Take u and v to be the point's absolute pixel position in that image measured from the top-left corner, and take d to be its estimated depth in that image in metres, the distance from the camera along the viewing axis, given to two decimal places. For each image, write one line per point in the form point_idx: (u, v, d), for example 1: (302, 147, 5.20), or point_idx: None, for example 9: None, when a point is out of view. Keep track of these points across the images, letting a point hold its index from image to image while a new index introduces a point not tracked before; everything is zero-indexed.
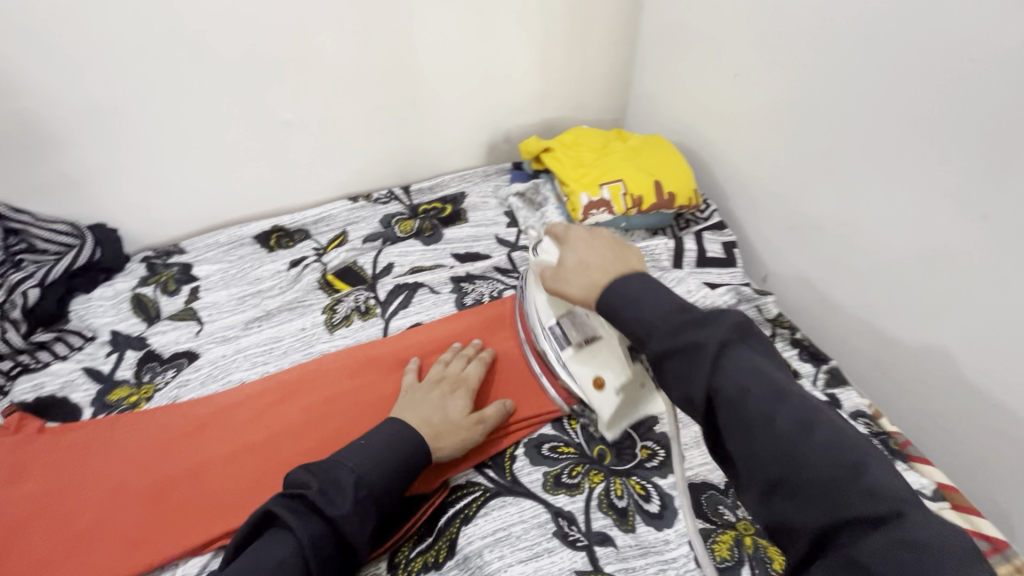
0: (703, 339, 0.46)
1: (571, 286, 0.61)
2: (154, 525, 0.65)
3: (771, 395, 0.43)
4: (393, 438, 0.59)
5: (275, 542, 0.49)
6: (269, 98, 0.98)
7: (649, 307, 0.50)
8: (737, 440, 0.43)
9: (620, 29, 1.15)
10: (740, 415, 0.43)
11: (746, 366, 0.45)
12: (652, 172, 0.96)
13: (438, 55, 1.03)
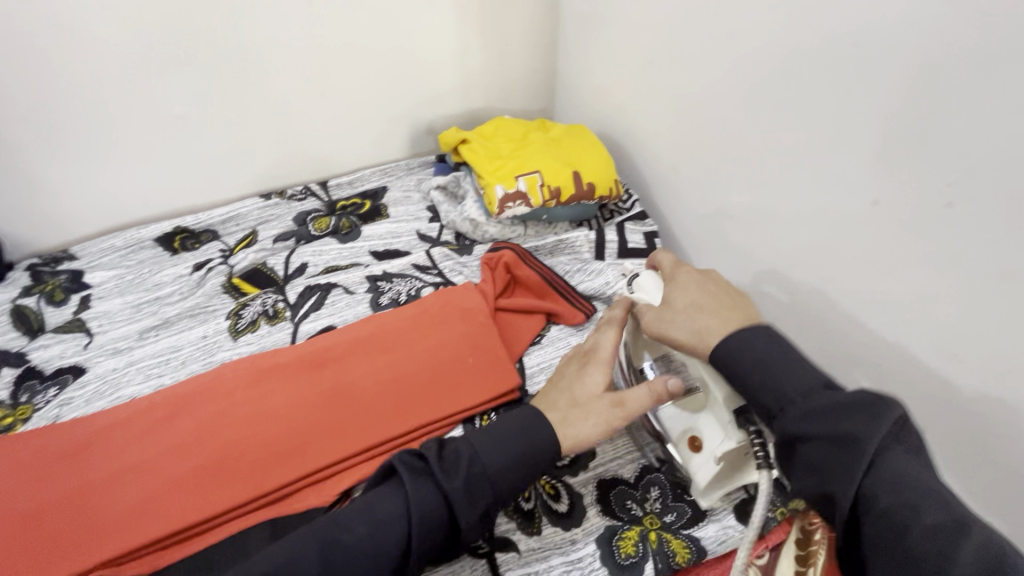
0: (855, 433, 0.40)
1: (677, 329, 0.56)
2: (22, 560, 0.59)
3: (948, 524, 0.37)
4: (506, 433, 0.52)
5: (384, 495, 0.47)
6: (153, 90, 0.90)
7: (784, 377, 0.46)
8: (887, 559, 0.38)
9: (538, 15, 1.12)
10: (895, 531, 0.38)
11: (908, 471, 0.39)
12: (571, 163, 0.94)
13: (342, 43, 0.99)
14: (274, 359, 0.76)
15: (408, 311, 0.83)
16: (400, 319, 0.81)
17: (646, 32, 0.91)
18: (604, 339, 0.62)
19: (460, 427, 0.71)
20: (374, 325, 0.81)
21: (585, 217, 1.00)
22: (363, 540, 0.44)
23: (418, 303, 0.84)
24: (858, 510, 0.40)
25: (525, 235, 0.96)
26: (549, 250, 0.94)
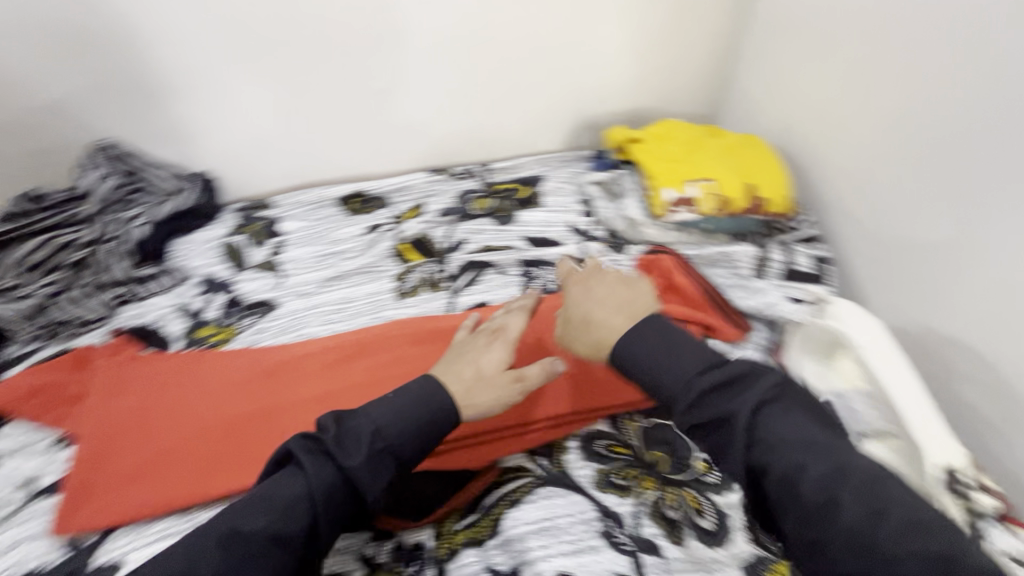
0: (732, 409, 0.52)
1: (578, 341, 0.65)
2: (226, 458, 0.67)
3: (823, 472, 0.48)
4: (404, 408, 0.55)
5: (283, 483, 0.51)
6: (366, 64, 1.00)
7: (665, 370, 0.55)
8: (799, 518, 0.47)
9: (726, 19, 1.11)
10: (788, 487, 0.48)
11: (791, 431, 0.51)
12: (746, 175, 0.92)
13: (534, 34, 1.03)
14: (437, 326, 0.82)
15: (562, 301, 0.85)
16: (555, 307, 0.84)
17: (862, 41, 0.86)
18: (510, 319, 0.69)
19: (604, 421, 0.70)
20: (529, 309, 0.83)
21: (747, 232, 0.95)
22: (259, 532, 0.48)
23: (571, 297, 0.86)
24: (758, 476, 0.50)
25: (682, 241, 0.93)
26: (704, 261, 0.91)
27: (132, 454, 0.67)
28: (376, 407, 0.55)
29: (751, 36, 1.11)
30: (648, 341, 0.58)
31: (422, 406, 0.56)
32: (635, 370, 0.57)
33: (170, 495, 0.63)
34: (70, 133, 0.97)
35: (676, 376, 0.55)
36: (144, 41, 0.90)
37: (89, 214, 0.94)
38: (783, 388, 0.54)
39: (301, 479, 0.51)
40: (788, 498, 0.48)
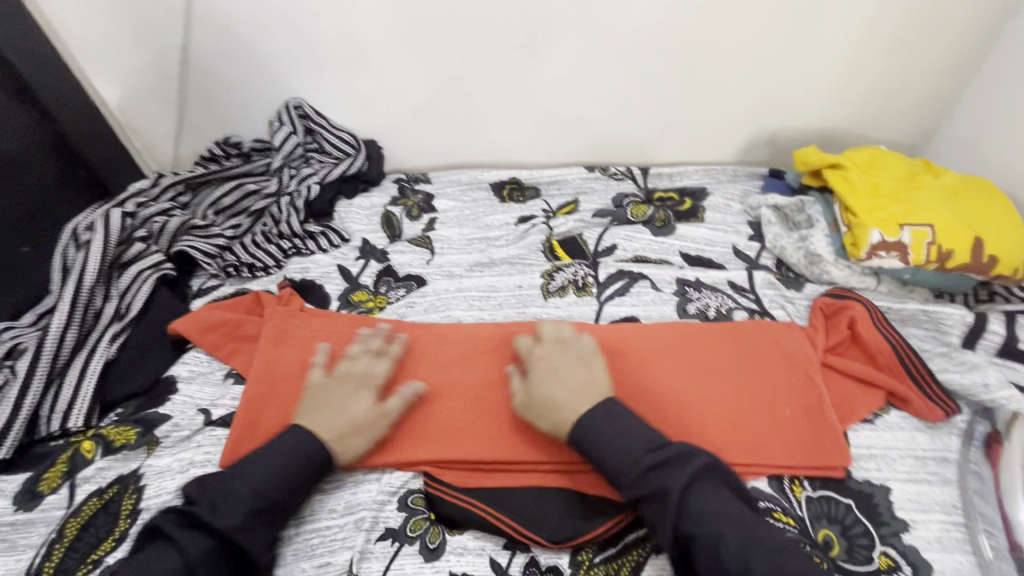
0: (665, 483, 0.54)
1: (558, 392, 0.64)
2: None
3: (738, 541, 0.50)
4: (275, 468, 0.59)
5: (161, 557, 0.52)
6: (547, 52, 0.96)
7: (622, 445, 0.57)
8: None
9: (970, 36, 0.93)
10: (713, 560, 0.50)
11: (713, 508, 0.53)
12: (975, 226, 0.77)
13: (733, 36, 0.94)
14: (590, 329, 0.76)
15: (733, 329, 0.75)
16: (723, 334, 0.75)
17: None
18: (373, 365, 0.70)
19: (766, 480, 0.63)
20: (694, 331, 0.75)
21: (954, 290, 0.82)
22: None
23: (743, 325, 0.76)
24: (685, 545, 0.52)
25: (873, 290, 0.82)
26: (897, 318, 0.79)
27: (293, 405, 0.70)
28: (251, 474, 0.58)
29: (997, 60, 0.93)
30: (610, 423, 0.59)
31: (295, 460, 0.60)
32: (592, 449, 0.59)
33: None
34: (267, 91, 1.04)
35: (623, 460, 0.56)
36: (344, 10, 0.92)
37: (273, 168, 1.01)
38: (709, 469, 0.56)
39: (176, 553, 0.52)
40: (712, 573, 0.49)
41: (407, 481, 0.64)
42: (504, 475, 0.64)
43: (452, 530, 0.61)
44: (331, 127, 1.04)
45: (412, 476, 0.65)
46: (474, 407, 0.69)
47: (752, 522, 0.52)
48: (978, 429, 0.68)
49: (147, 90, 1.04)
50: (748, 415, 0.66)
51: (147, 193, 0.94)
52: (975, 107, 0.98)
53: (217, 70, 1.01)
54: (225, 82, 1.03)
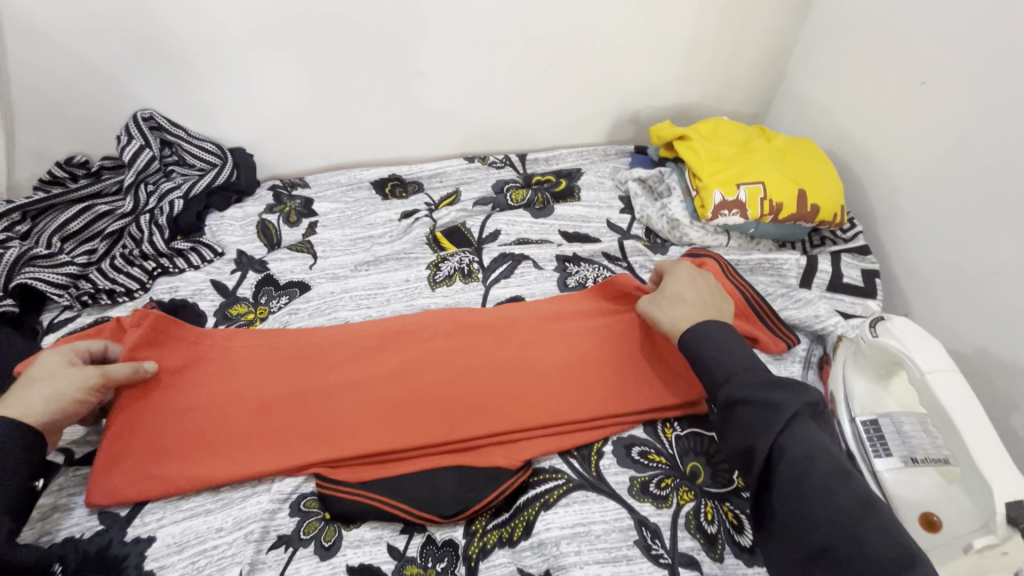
0: (784, 401, 0.52)
1: (683, 294, 0.68)
2: (258, 440, 0.65)
3: (831, 467, 0.49)
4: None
5: None
6: (410, 47, 0.97)
7: (731, 359, 0.57)
8: (787, 491, 0.50)
9: (785, 15, 1.05)
10: (799, 474, 0.49)
11: (811, 436, 0.51)
12: (798, 180, 0.88)
13: (583, 25, 0.99)
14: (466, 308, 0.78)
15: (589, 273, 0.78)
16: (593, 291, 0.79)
17: (944, 49, 0.83)
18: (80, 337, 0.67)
19: (641, 427, 0.69)
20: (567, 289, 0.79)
21: (792, 238, 0.93)
22: None
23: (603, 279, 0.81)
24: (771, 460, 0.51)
25: (726, 246, 0.91)
26: (746, 268, 0.88)
27: (172, 424, 0.65)
28: None
29: (808, 34, 1.07)
30: (704, 332, 0.61)
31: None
32: (703, 357, 0.59)
33: (200, 474, 0.63)
34: (112, 102, 0.96)
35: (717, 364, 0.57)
36: (187, 12, 0.88)
37: (126, 186, 0.94)
38: (814, 408, 0.54)
39: None
40: (786, 478, 0.50)
41: (298, 485, 0.63)
42: (400, 462, 0.65)
43: (350, 524, 0.61)
44: (190, 137, 0.99)
45: (303, 479, 0.64)
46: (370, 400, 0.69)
47: (835, 451, 0.51)
48: (814, 354, 0.79)
49: None
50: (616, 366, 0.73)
51: None
52: (797, 75, 1.11)
53: (47, 82, 0.92)
54: (58, 96, 0.94)
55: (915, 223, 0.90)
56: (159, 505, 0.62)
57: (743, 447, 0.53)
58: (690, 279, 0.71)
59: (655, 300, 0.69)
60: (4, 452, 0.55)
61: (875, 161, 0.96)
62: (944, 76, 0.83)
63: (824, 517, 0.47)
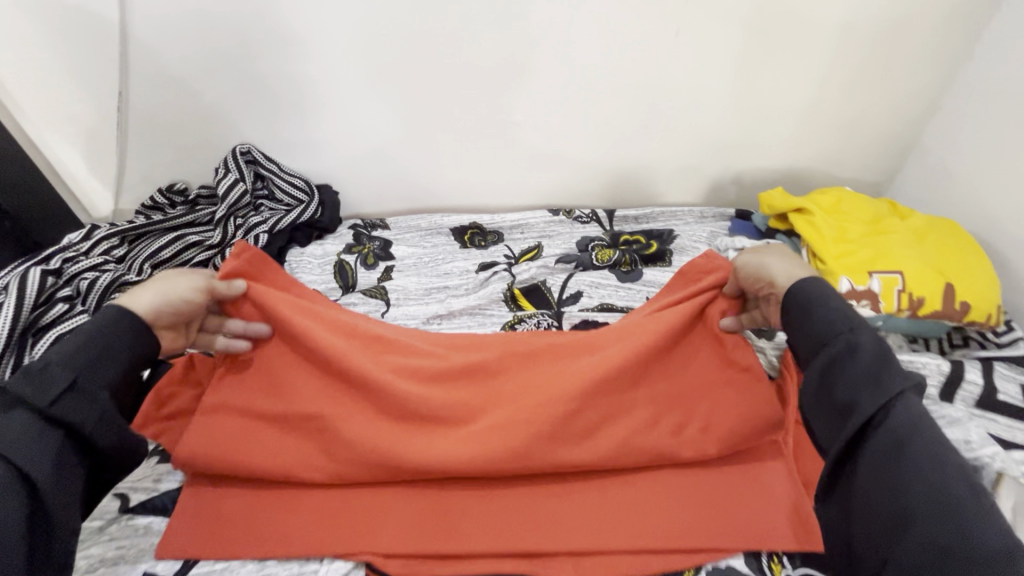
0: (892, 361, 0.46)
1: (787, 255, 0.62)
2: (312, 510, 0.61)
3: (937, 439, 0.43)
4: (92, 341, 0.51)
5: None
6: (506, 96, 0.94)
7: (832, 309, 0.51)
8: (877, 461, 0.45)
9: (927, 78, 0.93)
10: (896, 442, 0.44)
11: (918, 407, 0.45)
12: (944, 272, 0.74)
13: (693, 80, 0.92)
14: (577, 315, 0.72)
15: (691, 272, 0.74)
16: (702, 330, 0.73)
17: None
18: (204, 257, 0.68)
19: (746, 559, 0.58)
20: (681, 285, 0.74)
21: (928, 334, 0.79)
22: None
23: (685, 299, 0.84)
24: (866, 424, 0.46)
25: None
26: None
27: (251, 439, 0.64)
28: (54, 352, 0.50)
29: (953, 100, 0.94)
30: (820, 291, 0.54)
31: (108, 332, 0.53)
32: (801, 318, 0.53)
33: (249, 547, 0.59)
34: (215, 135, 0.99)
35: (823, 322, 0.51)
36: (294, 55, 0.89)
37: (217, 219, 0.95)
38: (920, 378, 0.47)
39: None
40: (884, 456, 0.44)
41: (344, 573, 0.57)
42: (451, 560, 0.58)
43: None
44: (282, 172, 1.00)
45: (350, 566, 0.58)
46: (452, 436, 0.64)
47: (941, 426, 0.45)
48: None
49: (85, 136, 0.98)
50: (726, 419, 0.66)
51: (78, 247, 0.89)
52: (935, 144, 0.98)
53: (159, 115, 0.96)
54: (167, 127, 0.97)
55: None
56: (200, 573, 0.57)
57: (840, 405, 0.47)
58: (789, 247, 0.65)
59: (769, 251, 0.63)
60: (117, 338, 0.53)
61: None
62: None
63: (919, 488, 0.42)
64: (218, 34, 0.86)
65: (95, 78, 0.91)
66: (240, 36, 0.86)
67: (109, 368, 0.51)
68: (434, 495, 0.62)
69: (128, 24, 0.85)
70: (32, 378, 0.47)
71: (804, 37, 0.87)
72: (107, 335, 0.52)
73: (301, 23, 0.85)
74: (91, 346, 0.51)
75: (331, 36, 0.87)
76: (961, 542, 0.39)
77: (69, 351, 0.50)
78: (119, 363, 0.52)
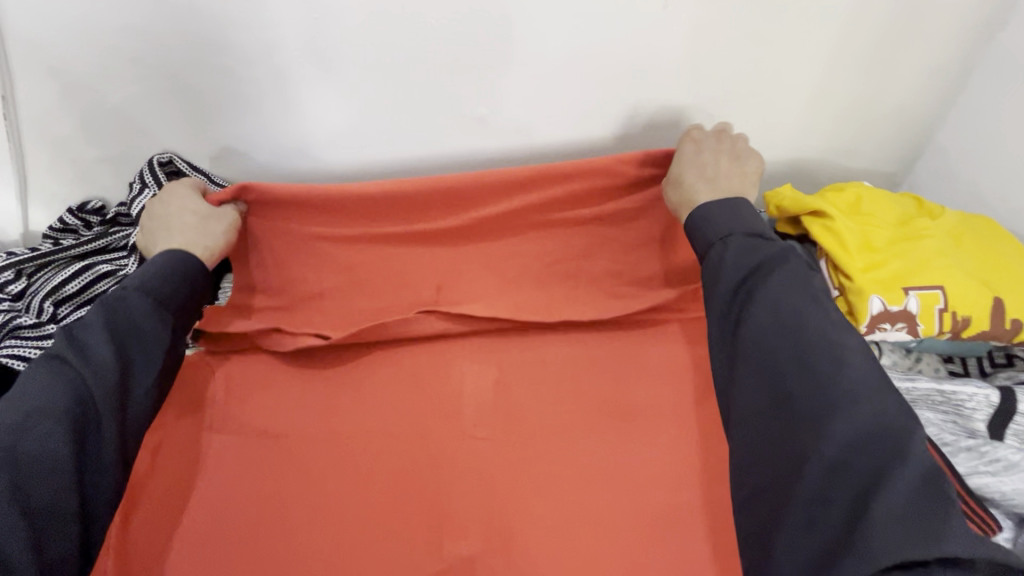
0: (755, 263, 0.60)
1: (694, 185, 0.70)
2: (266, 501, 0.63)
3: (786, 326, 0.56)
4: (170, 272, 0.63)
5: (99, 346, 0.58)
6: (465, 88, 0.80)
7: (714, 223, 0.65)
8: (749, 364, 0.57)
9: (954, 51, 0.81)
10: (756, 334, 0.57)
11: (778, 301, 0.58)
12: (988, 282, 0.63)
13: (683, 65, 0.79)
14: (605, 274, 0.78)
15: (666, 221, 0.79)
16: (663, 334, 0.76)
17: None
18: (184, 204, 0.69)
19: None
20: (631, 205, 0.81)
21: (968, 353, 0.68)
22: (109, 400, 0.57)
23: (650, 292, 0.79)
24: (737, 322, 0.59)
25: None
26: (906, 401, 0.64)
27: (225, 443, 0.67)
28: (138, 277, 0.62)
29: (985, 80, 0.82)
30: (734, 205, 0.65)
31: (170, 269, 0.63)
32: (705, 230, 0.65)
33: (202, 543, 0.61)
34: (130, 145, 0.85)
35: (716, 236, 0.64)
36: (210, 47, 0.74)
37: (134, 243, 0.81)
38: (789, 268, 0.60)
39: (107, 346, 0.58)
40: (753, 329, 0.57)
41: None
42: (374, 522, 0.61)
43: None
44: (212, 185, 0.85)
45: None
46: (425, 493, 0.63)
47: (803, 319, 0.56)
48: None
49: None
50: (664, 468, 0.64)
51: None
52: (963, 129, 0.86)
53: (61, 125, 0.82)
54: (75, 138, 0.83)
55: None
56: None
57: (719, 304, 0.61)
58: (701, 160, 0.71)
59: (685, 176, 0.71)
60: (186, 278, 0.64)
61: None
62: None
63: (778, 370, 0.55)
64: (118, 21, 0.71)
65: None
66: (144, 26, 0.72)
67: (187, 296, 0.65)
68: (390, 483, 0.64)
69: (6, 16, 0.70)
70: (121, 306, 0.61)
71: (813, 9, 0.75)
72: (175, 277, 0.64)
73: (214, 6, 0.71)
74: (172, 285, 0.63)
75: (248, 21, 0.72)
76: (786, 398, 0.54)
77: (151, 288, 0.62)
78: (191, 298, 0.65)
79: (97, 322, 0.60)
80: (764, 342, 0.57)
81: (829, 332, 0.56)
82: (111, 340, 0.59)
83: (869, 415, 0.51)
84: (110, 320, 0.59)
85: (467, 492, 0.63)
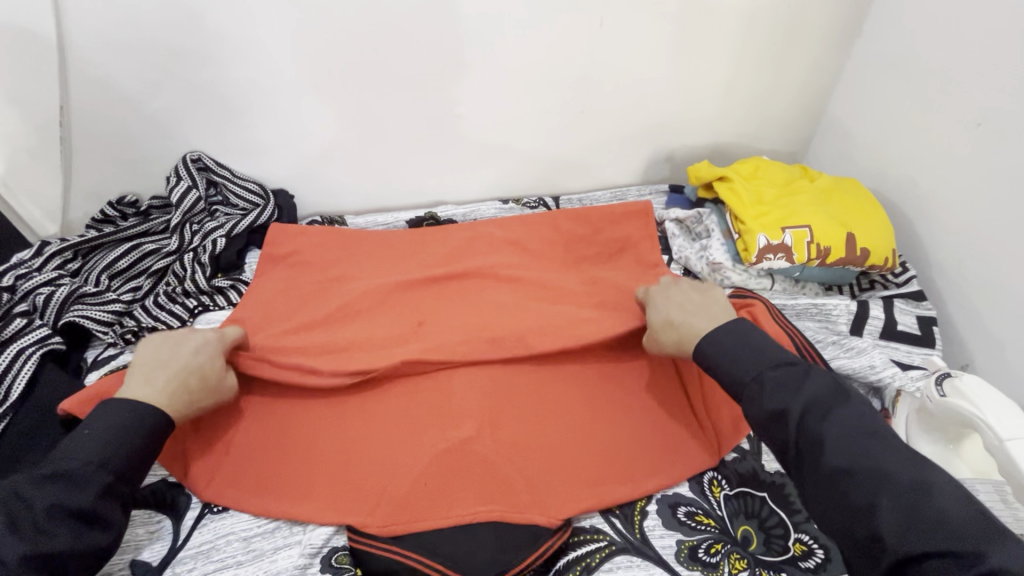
0: (805, 396, 0.56)
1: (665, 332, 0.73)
2: (296, 421, 0.75)
3: (871, 467, 0.51)
4: (129, 421, 0.60)
5: (44, 535, 0.51)
6: (447, 91, 0.99)
7: (738, 355, 0.62)
8: (846, 519, 0.50)
9: (825, 52, 1.04)
10: (836, 480, 0.51)
11: (847, 435, 0.53)
12: (845, 223, 0.85)
13: (619, 69, 1.00)
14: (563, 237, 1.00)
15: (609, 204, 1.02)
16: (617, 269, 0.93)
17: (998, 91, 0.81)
18: (173, 344, 0.69)
19: (687, 486, 0.70)
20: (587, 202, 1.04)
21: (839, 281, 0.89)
22: None
23: (604, 239, 0.96)
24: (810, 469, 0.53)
25: (771, 290, 0.87)
26: (792, 314, 0.84)
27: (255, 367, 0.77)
28: (79, 451, 0.56)
29: (852, 75, 1.05)
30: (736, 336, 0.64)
31: (126, 422, 0.60)
32: (716, 360, 0.64)
33: (241, 464, 0.70)
34: (161, 145, 1.00)
35: (746, 369, 0.61)
36: (237, 62, 0.91)
37: (172, 225, 0.96)
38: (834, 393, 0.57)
39: (61, 532, 0.52)
40: (831, 476, 0.52)
41: (328, 537, 0.65)
42: (396, 458, 0.71)
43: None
44: (234, 178, 1.02)
45: (334, 530, 0.66)
46: (428, 396, 0.77)
47: (877, 449, 0.52)
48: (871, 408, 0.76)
49: (23, 156, 0.97)
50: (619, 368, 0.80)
51: (29, 264, 0.89)
52: (840, 115, 1.09)
53: (103, 129, 0.96)
54: (114, 140, 0.98)
55: (978, 270, 0.86)
56: (190, 555, 0.63)
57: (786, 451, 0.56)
58: (673, 301, 0.76)
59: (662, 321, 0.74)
60: (136, 431, 0.60)
61: (929, 203, 0.93)
62: (1003, 118, 0.81)
63: (887, 516, 0.48)
64: (160, 44, 0.88)
65: (34, 94, 0.91)
66: (181, 45, 0.88)
67: (139, 453, 0.59)
68: (402, 394, 0.77)
69: (66, 38, 0.86)
70: (66, 488, 0.54)
71: (715, 23, 0.96)
72: (130, 428, 0.59)
73: (243, 30, 0.88)
74: (124, 450, 0.58)
75: (271, 41, 0.89)
76: (906, 542, 0.47)
77: (97, 454, 0.56)
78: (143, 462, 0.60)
79: (39, 504, 0.52)
80: (864, 486, 0.50)
81: (910, 454, 0.52)
82: (51, 526, 0.52)
83: (1006, 550, 0.44)
84: (66, 503, 0.53)
85: (462, 394, 0.77)
